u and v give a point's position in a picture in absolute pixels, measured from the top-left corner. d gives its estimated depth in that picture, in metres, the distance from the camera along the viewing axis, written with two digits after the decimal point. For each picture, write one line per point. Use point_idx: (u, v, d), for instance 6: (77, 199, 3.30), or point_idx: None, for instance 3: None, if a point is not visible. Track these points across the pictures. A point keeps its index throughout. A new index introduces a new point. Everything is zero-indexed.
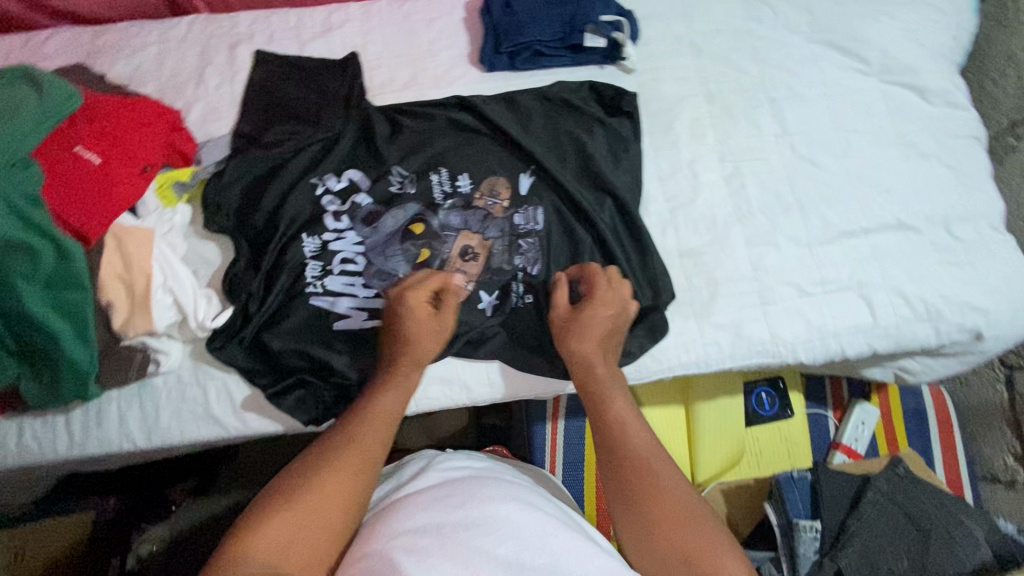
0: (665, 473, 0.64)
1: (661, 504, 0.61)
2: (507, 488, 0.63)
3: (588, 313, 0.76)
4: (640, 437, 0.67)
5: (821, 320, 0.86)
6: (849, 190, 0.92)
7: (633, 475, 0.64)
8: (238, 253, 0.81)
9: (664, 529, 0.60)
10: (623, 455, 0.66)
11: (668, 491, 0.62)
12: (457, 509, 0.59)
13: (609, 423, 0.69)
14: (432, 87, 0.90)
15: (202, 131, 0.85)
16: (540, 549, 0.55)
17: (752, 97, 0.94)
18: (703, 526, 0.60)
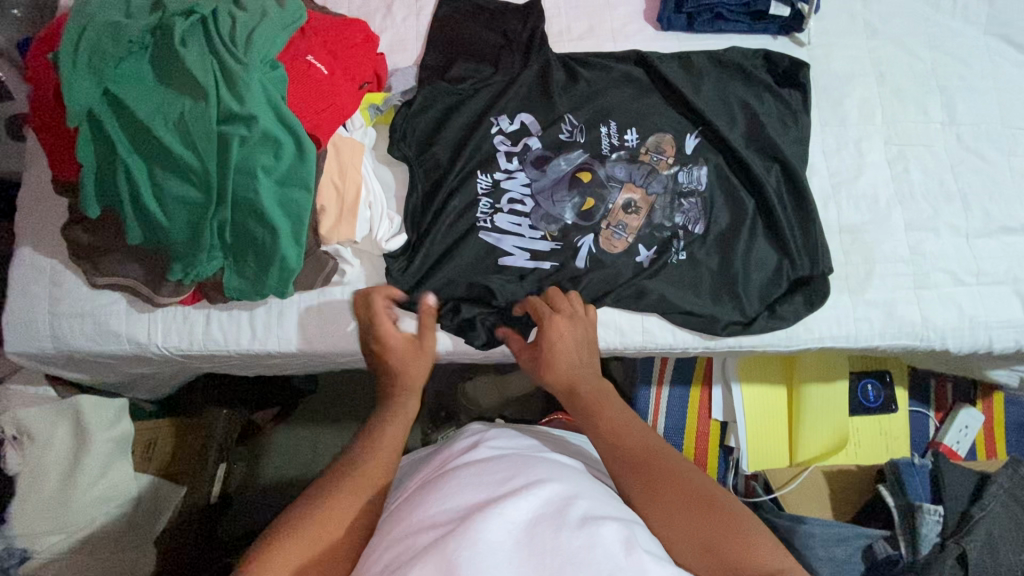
0: (675, 465, 0.58)
1: (676, 489, 0.56)
2: (540, 471, 0.57)
3: (549, 343, 0.72)
4: (642, 438, 0.61)
5: (973, 310, 0.86)
6: (1013, 186, 0.91)
7: (646, 471, 0.57)
8: (415, 182, 0.83)
9: (682, 520, 0.54)
10: (631, 447, 0.60)
11: (683, 475, 0.57)
12: (483, 492, 0.53)
13: (603, 422, 0.63)
14: (609, 40, 0.92)
15: (390, 60, 0.89)
16: (575, 532, 0.47)
17: (924, 83, 0.93)
18: (725, 508, 0.54)
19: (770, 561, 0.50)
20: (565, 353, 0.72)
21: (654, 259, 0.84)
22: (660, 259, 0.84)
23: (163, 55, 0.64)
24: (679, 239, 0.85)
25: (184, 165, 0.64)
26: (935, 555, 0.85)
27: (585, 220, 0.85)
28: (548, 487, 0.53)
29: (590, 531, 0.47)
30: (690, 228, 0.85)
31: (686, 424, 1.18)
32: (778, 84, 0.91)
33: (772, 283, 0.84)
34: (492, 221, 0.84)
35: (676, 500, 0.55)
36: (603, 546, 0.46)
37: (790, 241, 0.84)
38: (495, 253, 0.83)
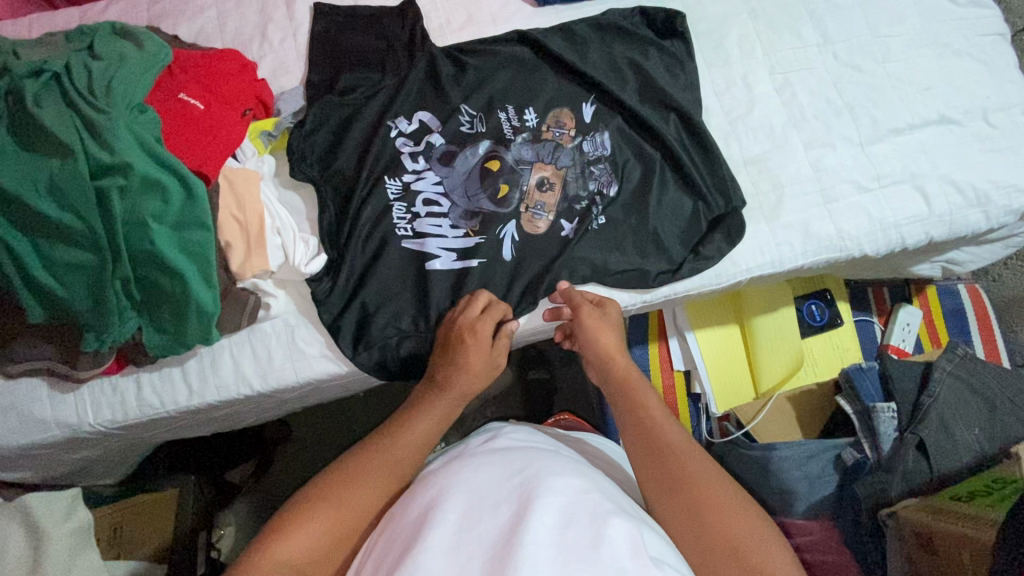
0: (701, 473, 0.59)
1: (702, 498, 0.57)
2: (552, 462, 0.57)
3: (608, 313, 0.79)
4: (674, 440, 0.63)
5: (881, 212, 0.91)
6: (892, 91, 0.96)
7: (672, 465, 0.60)
8: (324, 202, 0.82)
9: (703, 514, 0.56)
10: (660, 455, 0.62)
11: (706, 473, 0.59)
12: (499, 481, 0.54)
13: (639, 411, 0.66)
14: (489, 24, 0.93)
15: (275, 84, 0.87)
16: (584, 527, 0.48)
17: (793, 10, 0.98)
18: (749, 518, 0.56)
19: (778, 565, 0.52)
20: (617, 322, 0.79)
21: (578, 230, 0.85)
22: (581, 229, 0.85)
23: (20, 119, 0.62)
24: (597, 205, 0.86)
25: (66, 229, 0.62)
26: (895, 448, 0.89)
27: (502, 207, 0.85)
28: (563, 478, 0.54)
29: (599, 530, 0.48)
30: (605, 191, 0.87)
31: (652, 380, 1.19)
32: (660, 37, 0.94)
33: (690, 228, 0.87)
34: (412, 228, 0.83)
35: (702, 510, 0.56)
36: (610, 546, 0.46)
37: (700, 185, 0.87)
38: (420, 257, 0.82)
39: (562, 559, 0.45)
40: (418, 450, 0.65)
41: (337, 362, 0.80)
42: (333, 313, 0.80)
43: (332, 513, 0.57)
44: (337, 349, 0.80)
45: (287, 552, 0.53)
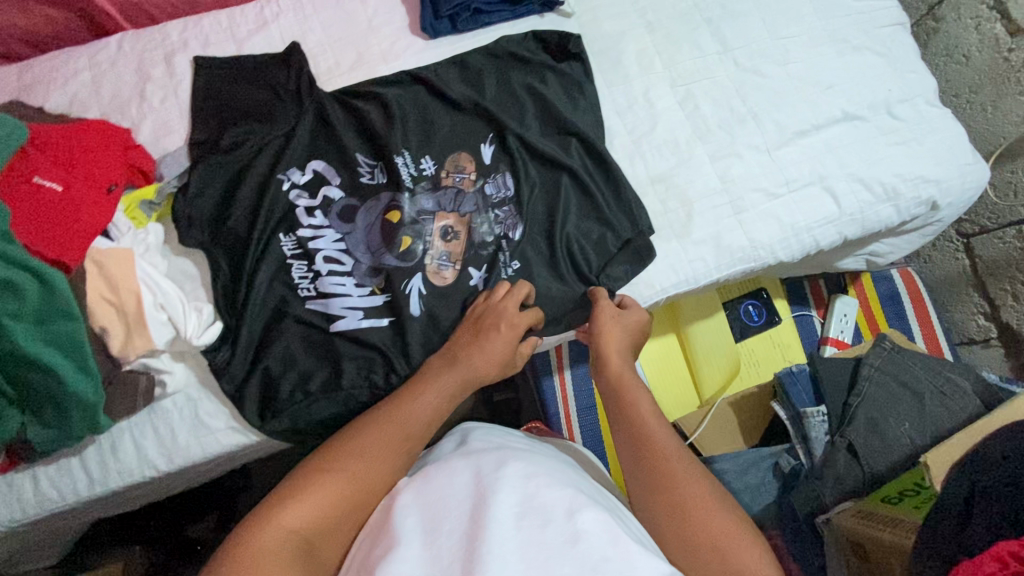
0: (689, 482, 0.61)
1: (685, 505, 0.59)
2: (531, 462, 0.62)
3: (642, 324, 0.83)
4: (663, 442, 0.65)
5: (793, 218, 0.90)
6: (795, 93, 0.96)
7: (658, 476, 0.62)
8: (217, 267, 0.79)
9: (689, 522, 0.58)
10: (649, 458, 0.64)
11: (693, 483, 0.61)
12: (473, 485, 0.58)
13: (630, 422, 0.69)
14: (380, 63, 0.90)
15: (157, 147, 0.83)
16: (565, 527, 0.53)
17: (690, 20, 0.97)
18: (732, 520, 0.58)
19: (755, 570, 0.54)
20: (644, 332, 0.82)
21: (487, 279, 0.84)
22: (492, 276, 0.84)
23: None
24: (504, 250, 0.85)
25: None
26: (826, 453, 0.89)
27: (406, 260, 0.82)
28: (539, 482, 0.58)
29: (578, 526, 0.53)
30: (511, 235, 0.85)
31: (596, 399, 1.18)
32: (556, 60, 0.92)
33: (599, 260, 0.86)
34: (315, 287, 0.80)
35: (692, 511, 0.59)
36: (590, 540, 0.52)
37: (605, 216, 0.86)
38: (323, 316, 0.79)
39: (540, 561, 0.50)
40: (422, 427, 0.70)
41: (245, 432, 0.78)
42: (234, 384, 0.77)
43: (336, 487, 0.61)
44: (244, 421, 0.77)
45: (299, 519, 0.57)
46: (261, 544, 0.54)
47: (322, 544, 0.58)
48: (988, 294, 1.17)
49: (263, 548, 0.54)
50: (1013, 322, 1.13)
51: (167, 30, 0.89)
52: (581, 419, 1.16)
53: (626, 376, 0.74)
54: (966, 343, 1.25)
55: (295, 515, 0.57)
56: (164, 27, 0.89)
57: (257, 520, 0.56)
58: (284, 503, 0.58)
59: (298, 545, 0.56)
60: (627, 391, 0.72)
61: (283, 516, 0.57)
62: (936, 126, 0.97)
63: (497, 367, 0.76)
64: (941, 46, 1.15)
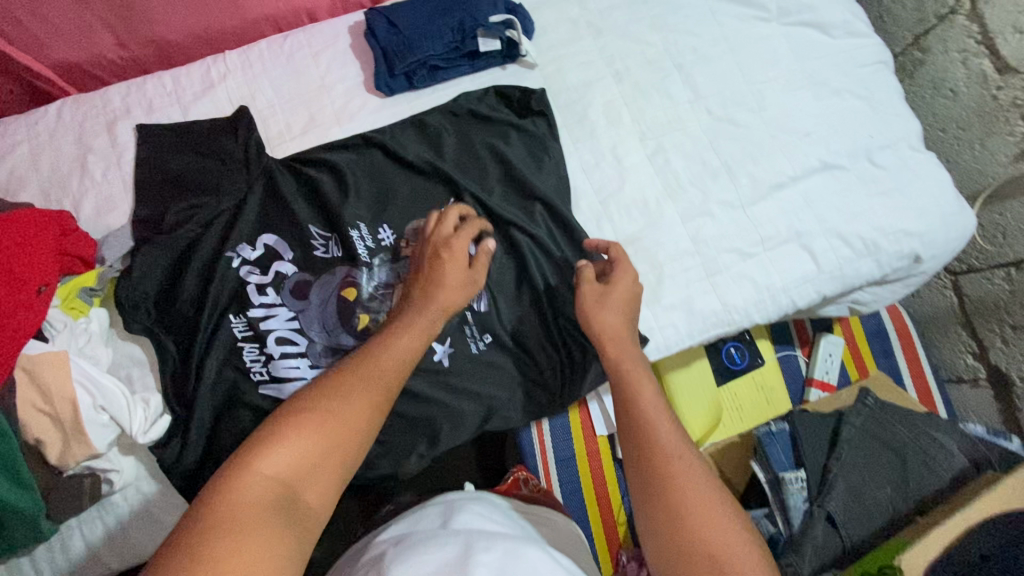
0: (694, 481, 0.58)
1: (693, 511, 0.56)
2: (526, 544, 0.57)
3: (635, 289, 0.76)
4: (667, 439, 0.61)
5: (768, 278, 0.87)
6: (770, 142, 0.92)
7: (663, 472, 0.59)
8: (165, 354, 0.76)
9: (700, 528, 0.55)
10: (654, 467, 0.59)
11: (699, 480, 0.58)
12: (459, 555, 0.52)
13: (633, 412, 0.64)
14: (334, 126, 0.86)
15: (100, 224, 0.79)
16: None
17: (660, 67, 0.92)
18: (744, 543, 0.55)
19: None
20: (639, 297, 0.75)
21: (452, 355, 0.79)
22: (457, 351, 0.79)
23: None
24: (469, 323, 0.81)
25: None
26: (804, 522, 0.86)
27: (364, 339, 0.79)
28: (535, 564, 0.53)
29: None
30: (474, 307, 0.81)
31: (576, 449, 1.15)
32: (519, 116, 0.88)
33: (568, 330, 0.82)
34: (267, 371, 0.77)
35: (698, 542, 0.55)
36: None
37: (570, 284, 0.83)
38: (277, 404, 0.76)
39: None
40: (400, 365, 0.63)
41: None
42: (184, 477, 0.74)
43: (316, 433, 0.55)
44: None
45: (274, 467, 0.52)
46: (236, 497, 0.50)
47: (305, 491, 0.53)
48: (976, 333, 1.14)
49: (242, 502, 0.49)
50: (1001, 364, 1.10)
51: (109, 94, 0.85)
52: (559, 471, 1.13)
53: (638, 366, 0.67)
54: (955, 381, 1.22)
55: (271, 461, 0.53)
56: (105, 92, 0.85)
57: (227, 473, 0.52)
58: (259, 455, 0.53)
59: (278, 494, 0.51)
60: (635, 380, 0.66)
61: (259, 463, 0.52)
62: (919, 173, 0.93)
63: (460, 292, 0.71)
64: (928, 78, 1.10)
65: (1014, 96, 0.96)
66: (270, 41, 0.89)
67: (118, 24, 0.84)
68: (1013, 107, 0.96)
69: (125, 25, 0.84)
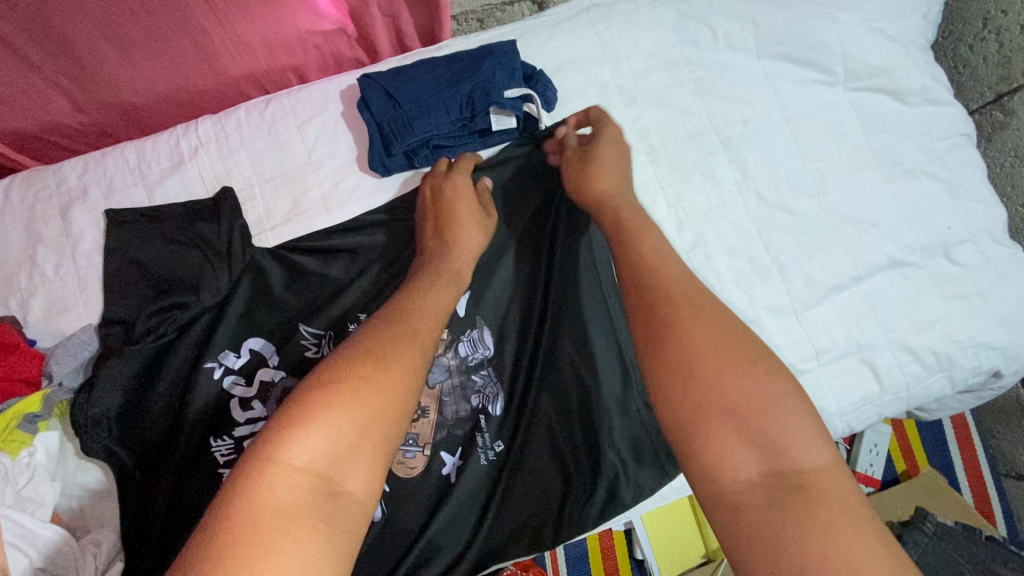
0: (706, 342, 0.50)
1: (704, 365, 0.49)
2: None
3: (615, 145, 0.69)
4: (672, 292, 0.54)
5: (823, 400, 0.74)
6: (830, 234, 0.78)
7: (665, 333, 0.51)
8: (127, 479, 0.65)
9: (721, 379, 0.48)
10: (664, 315, 0.52)
11: (708, 327, 0.51)
12: None
13: (634, 275, 0.56)
14: (321, 211, 0.74)
15: (50, 330, 0.69)
16: None
17: (703, 141, 0.79)
18: (771, 387, 0.48)
19: (802, 447, 0.45)
20: (617, 153, 0.68)
21: (460, 468, 0.70)
22: (468, 464, 0.71)
23: None
24: (482, 429, 0.72)
25: None
26: None
27: None
28: None
29: None
30: (489, 410, 0.72)
31: (588, 546, 1.04)
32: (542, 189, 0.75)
33: (592, 453, 0.71)
34: None
35: (715, 395, 0.47)
36: None
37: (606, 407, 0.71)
38: None
39: None
40: (431, 324, 0.55)
41: None
42: None
43: (353, 397, 0.46)
44: None
45: (309, 451, 0.43)
46: (266, 497, 0.40)
47: (349, 478, 0.44)
48: None
49: (271, 501, 0.40)
50: None
51: (64, 172, 0.74)
52: (570, 569, 1.03)
53: (637, 222, 0.61)
54: (1013, 477, 1.09)
55: (305, 447, 0.43)
56: (60, 168, 0.74)
57: (252, 464, 0.42)
58: (284, 433, 0.43)
59: (316, 481, 0.42)
60: (630, 238, 0.59)
61: (289, 450, 0.43)
62: (1004, 272, 0.79)
63: (477, 237, 0.66)
64: (1009, 144, 0.95)
65: None
66: (251, 106, 0.77)
67: (74, 89, 0.72)
68: None
69: (83, 89, 0.73)
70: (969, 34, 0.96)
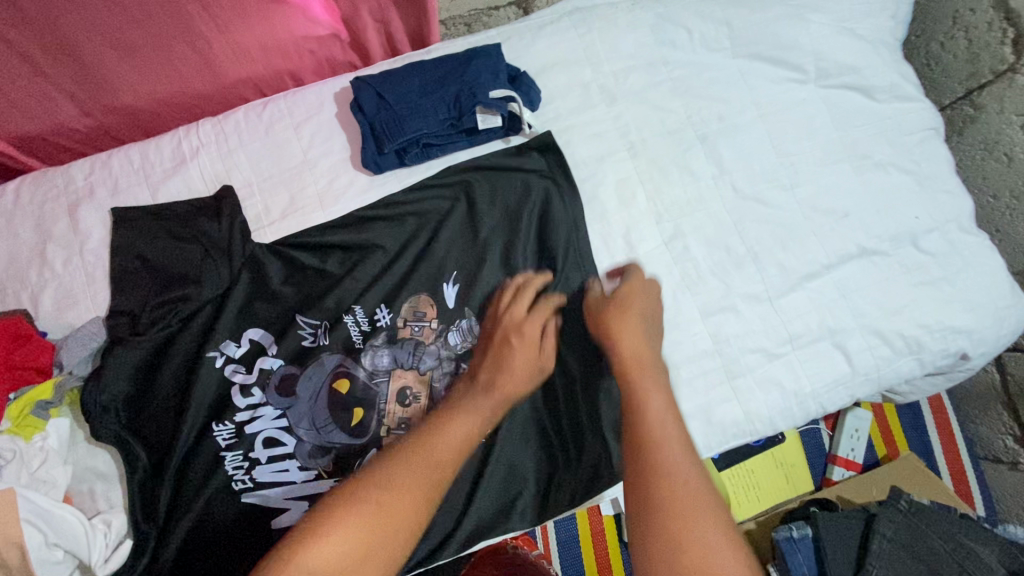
0: (677, 469, 0.55)
1: (672, 495, 0.54)
2: None
3: (640, 299, 0.72)
4: (660, 412, 0.60)
5: (797, 382, 0.78)
6: (803, 225, 0.82)
7: (645, 458, 0.57)
8: (134, 463, 0.69)
9: (684, 512, 0.53)
10: (641, 433, 0.59)
11: (676, 454, 0.57)
12: None
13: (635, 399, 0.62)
14: (317, 207, 0.78)
15: (60, 322, 0.73)
16: None
17: (680, 138, 0.83)
18: (723, 531, 0.52)
19: None
20: (642, 297, 0.72)
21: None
22: None
23: None
24: None
25: None
26: None
27: (358, 435, 0.72)
28: None
29: None
30: None
31: (579, 530, 1.08)
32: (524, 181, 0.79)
33: (574, 433, 0.75)
34: (251, 478, 0.70)
35: (672, 526, 0.52)
36: None
37: (591, 391, 0.75)
38: (265, 516, 0.70)
39: None
40: (455, 452, 0.59)
41: None
42: None
43: (365, 515, 0.51)
44: None
45: (317, 561, 0.49)
46: None
47: None
48: (1020, 417, 1.04)
49: None
50: None
51: (71, 172, 0.78)
52: (562, 553, 1.06)
53: (639, 358, 0.65)
54: (991, 460, 1.13)
55: (315, 558, 0.49)
56: (67, 169, 0.78)
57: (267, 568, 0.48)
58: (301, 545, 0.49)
59: None
60: (638, 384, 0.63)
61: (298, 558, 0.49)
62: (969, 260, 0.83)
63: (526, 374, 0.68)
64: (979, 138, 0.99)
65: None
66: (249, 109, 0.81)
67: (81, 94, 0.76)
68: None
69: (89, 94, 0.76)
70: (939, 33, 1.00)
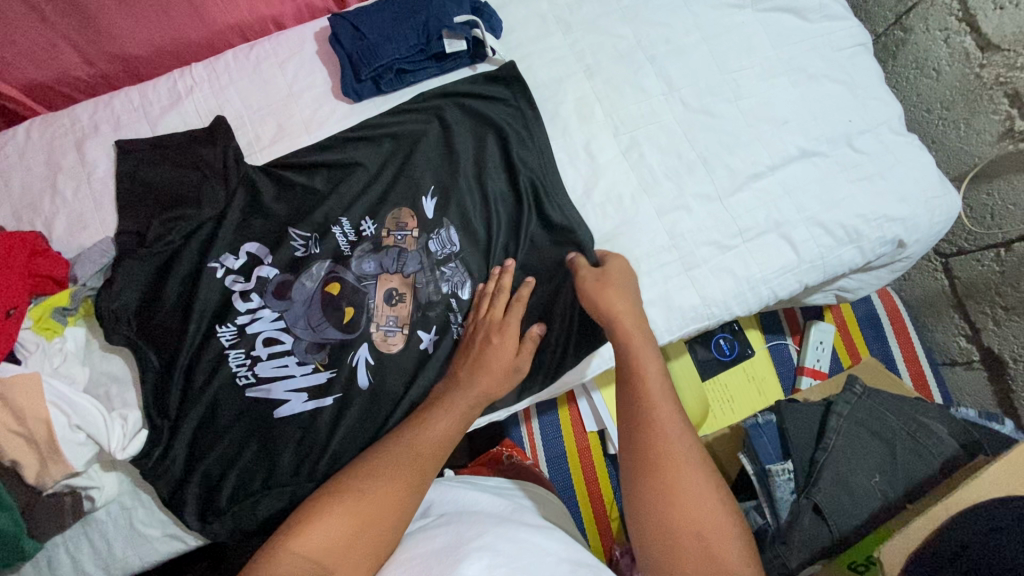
0: (677, 449, 0.68)
1: (672, 479, 0.66)
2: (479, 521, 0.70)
3: (620, 279, 0.79)
4: (656, 394, 0.72)
5: (748, 271, 0.86)
6: (747, 132, 0.90)
7: (647, 446, 0.69)
8: (147, 365, 0.75)
9: (677, 491, 0.66)
10: (643, 423, 0.70)
11: (677, 439, 0.69)
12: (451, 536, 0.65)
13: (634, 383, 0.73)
14: (303, 133, 0.85)
15: (72, 244, 0.80)
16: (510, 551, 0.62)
17: (632, 60, 0.91)
18: (706, 498, 0.66)
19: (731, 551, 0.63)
20: (624, 279, 0.79)
21: (437, 342, 0.81)
22: (443, 338, 0.82)
23: None
24: (454, 311, 0.83)
25: None
26: (792, 514, 0.86)
27: (350, 332, 0.79)
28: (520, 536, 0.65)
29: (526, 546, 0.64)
30: (459, 294, 0.83)
31: (565, 448, 1.14)
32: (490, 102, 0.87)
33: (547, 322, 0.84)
34: (254, 373, 0.77)
35: (670, 506, 0.65)
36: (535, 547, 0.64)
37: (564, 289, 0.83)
38: (269, 407, 0.76)
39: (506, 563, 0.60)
40: (436, 450, 0.72)
41: (182, 540, 0.77)
42: (170, 486, 0.74)
43: (359, 512, 0.65)
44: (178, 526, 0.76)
45: (311, 545, 0.62)
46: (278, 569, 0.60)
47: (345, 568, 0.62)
48: (969, 316, 1.12)
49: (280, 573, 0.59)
50: (994, 345, 1.08)
51: (77, 113, 0.85)
52: (551, 469, 1.13)
53: (641, 342, 0.75)
54: (948, 364, 1.20)
55: (310, 542, 0.62)
56: (73, 110, 0.85)
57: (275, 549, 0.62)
58: (307, 532, 0.63)
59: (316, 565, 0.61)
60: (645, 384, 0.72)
61: (299, 542, 0.62)
62: (899, 156, 0.91)
63: (500, 378, 0.77)
64: (911, 58, 1.07)
65: (997, 74, 0.94)
66: (237, 51, 0.89)
67: (82, 40, 0.84)
68: (997, 85, 0.94)
69: (89, 41, 0.84)
70: None
